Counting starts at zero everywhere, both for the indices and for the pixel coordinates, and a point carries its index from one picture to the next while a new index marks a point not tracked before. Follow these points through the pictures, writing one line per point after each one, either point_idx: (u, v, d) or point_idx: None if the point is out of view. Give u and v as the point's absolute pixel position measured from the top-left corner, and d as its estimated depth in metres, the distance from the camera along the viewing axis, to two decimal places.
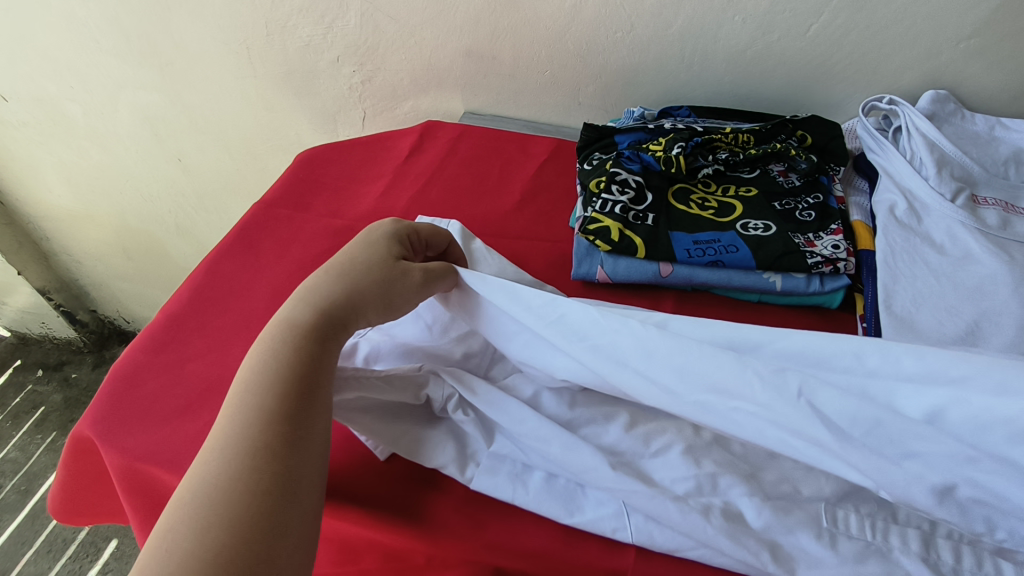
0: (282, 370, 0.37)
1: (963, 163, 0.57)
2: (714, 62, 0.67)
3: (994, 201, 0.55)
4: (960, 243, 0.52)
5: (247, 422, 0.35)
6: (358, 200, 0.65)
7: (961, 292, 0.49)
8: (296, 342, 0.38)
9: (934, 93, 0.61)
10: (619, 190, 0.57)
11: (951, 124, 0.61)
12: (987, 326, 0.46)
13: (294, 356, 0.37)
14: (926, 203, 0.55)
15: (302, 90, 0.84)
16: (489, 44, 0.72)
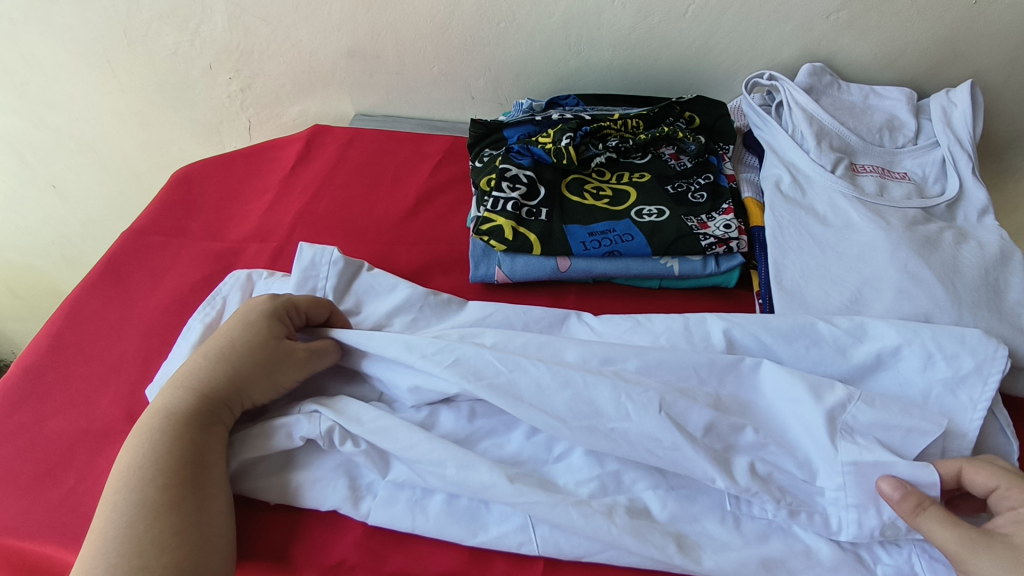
0: (163, 460, 0.36)
1: (840, 134, 0.58)
2: (600, 47, 0.66)
3: (872, 168, 0.57)
4: (842, 213, 0.53)
5: (130, 522, 0.33)
6: (241, 220, 0.62)
7: (844, 261, 0.50)
8: (176, 428, 0.37)
9: (811, 65, 0.62)
10: (510, 187, 0.55)
11: (829, 96, 0.62)
12: (869, 294, 0.47)
13: (173, 446, 0.36)
14: (810, 175, 0.56)
15: (178, 103, 0.78)
16: (370, 42, 0.68)
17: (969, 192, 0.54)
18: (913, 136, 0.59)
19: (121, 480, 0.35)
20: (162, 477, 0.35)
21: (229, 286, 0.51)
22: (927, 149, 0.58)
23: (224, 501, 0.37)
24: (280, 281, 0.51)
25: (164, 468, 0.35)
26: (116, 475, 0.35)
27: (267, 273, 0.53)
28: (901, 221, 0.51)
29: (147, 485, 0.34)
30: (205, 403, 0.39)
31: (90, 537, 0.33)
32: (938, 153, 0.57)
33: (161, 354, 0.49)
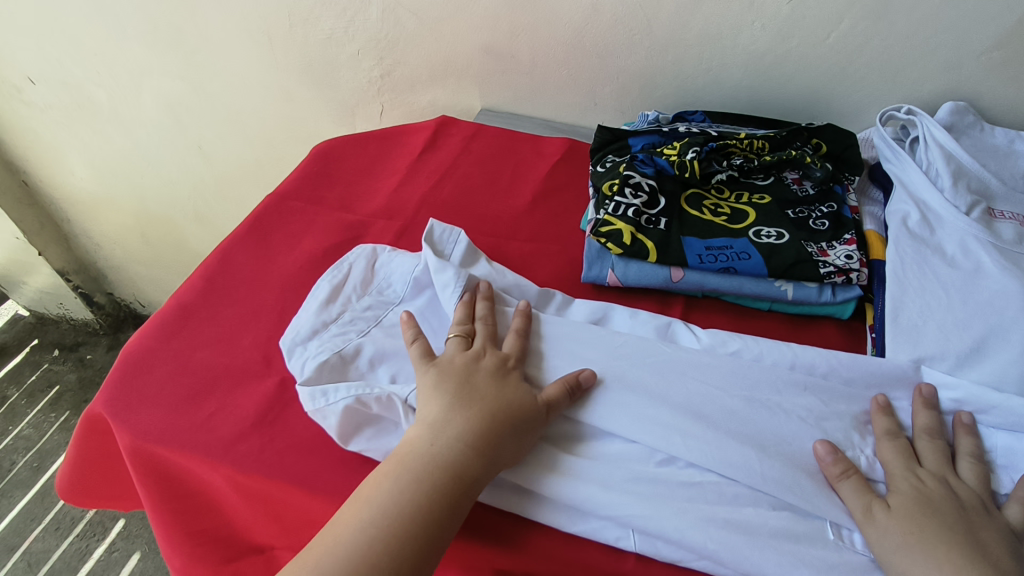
0: (496, 418, 0.42)
1: (979, 175, 0.56)
2: (732, 66, 0.66)
3: (1011, 215, 0.54)
4: (973, 256, 0.52)
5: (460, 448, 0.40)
6: (372, 196, 0.67)
7: (970, 306, 0.49)
8: (458, 437, 0.40)
9: (953, 104, 0.60)
10: (632, 193, 0.57)
11: (969, 136, 0.60)
12: (994, 343, 0.46)
13: (468, 447, 0.40)
14: (941, 216, 0.55)
15: (322, 82, 0.85)
16: (508, 42, 0.72)
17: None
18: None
19: (421, 441, 0.41)
20: (438, 461, 0.39)
21: (355, 255, 0.56)
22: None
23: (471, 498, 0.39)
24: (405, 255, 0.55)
25: (454, 473, 0.39)
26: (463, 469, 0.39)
27: (390, 249, 0.57)
28: None
29: (413, 479, 0.39)
30: (508, 418, 0.42)
31: (396, 466, 0.40)
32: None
33: (295, 308, 0.55)
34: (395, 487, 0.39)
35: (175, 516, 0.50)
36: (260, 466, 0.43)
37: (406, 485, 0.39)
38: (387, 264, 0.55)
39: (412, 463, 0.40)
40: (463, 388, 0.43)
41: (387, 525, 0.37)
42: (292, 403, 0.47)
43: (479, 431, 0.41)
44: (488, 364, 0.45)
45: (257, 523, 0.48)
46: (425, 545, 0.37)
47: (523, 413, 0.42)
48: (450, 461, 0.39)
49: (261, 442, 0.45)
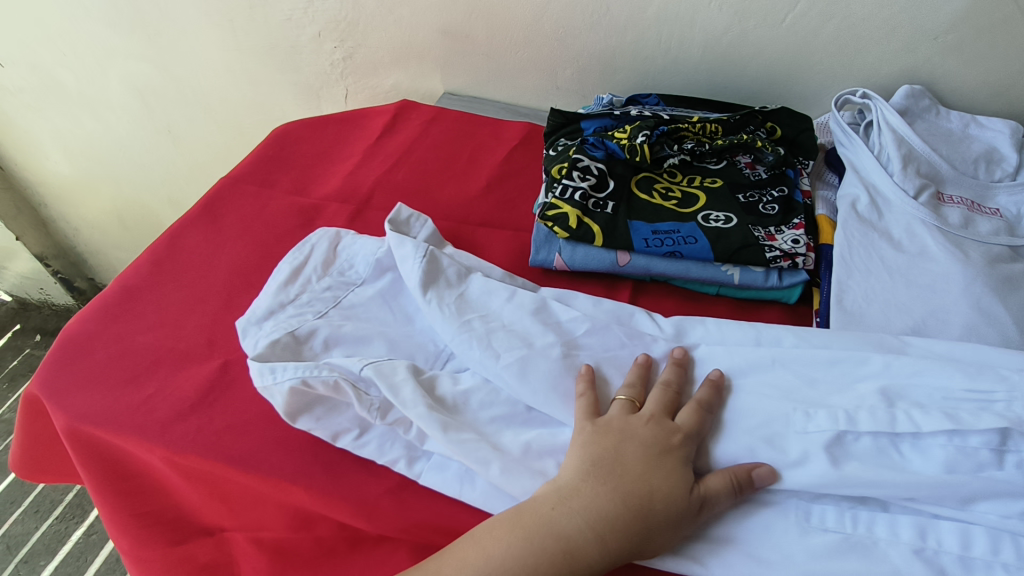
0: (563, 537, 0.34)
1: (930, 159, 0.56)
2: (690, 49, 0.66)
3: (960, 200, 0.54)
4: (919, 240, 0.51)
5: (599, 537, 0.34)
6: (327, 180, 0.66)
7: (913, 289, 0.48)
8: (586, 515, 0.35)
9: (908, 87, 0.60)
10: (580, 176, 0.57)
11: (924, 121, 0.59)
12: (932, 325, 0.46)
13: (599, 533, 0.34)
14: (890, 200, 0.54)
15: (286, 65, 0.84)
16: (467, 23, 0.71)
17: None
18: (1012, 172, 0.56)
19: (549, 506, 0.35)
20: (562, 533, 0.34)
21: (318, 237, 0.55)
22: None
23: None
24: (364, 239, 0.54)
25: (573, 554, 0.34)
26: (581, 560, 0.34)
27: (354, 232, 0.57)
28: (983, 256, 0.49)
29: (526, 545, 0.34)
30: (659, 501, 0.35)
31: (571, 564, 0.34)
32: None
33: (241, 291, 0.55)
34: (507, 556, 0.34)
35: (120, 496, 0.49)
36: (195, 446, 0.44)
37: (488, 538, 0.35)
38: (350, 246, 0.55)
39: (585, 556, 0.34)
40: (610, 463, 0.36)
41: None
42: (231, 384, 0.47)
43: (634, 506, 0.35)
44: (647, 433, 0.38)
45: (201, 501, 0.47)
46: None
47: (631, 469, 0.36)
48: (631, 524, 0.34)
49: (198, 424, 0.45)
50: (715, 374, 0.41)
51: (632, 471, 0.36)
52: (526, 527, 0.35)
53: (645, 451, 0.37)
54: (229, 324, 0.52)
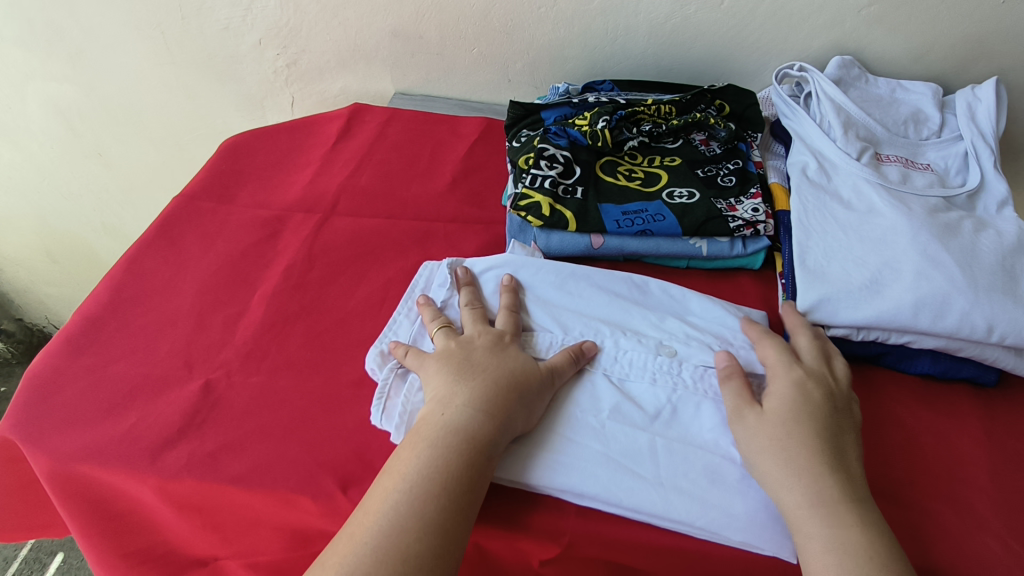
0: (457, 428, 0.40)
1: (866, 123, 0.60)
2: (636, 34, 0.68)
3: (896, 158, 0.59)
4: (867, 198, 0.55)
5: (452, 412, 0.41)
6: (286, 189, 0.65)
7: (866, 243, 0.52)
8: (468, 404, 0.41)
9: (840, 58, 0.64)
10: (548, 165, 0.58)
11: (856, 89, 0.64)
12: (887, 276, 0.50)
13: (474, 407, 0.41)
14: (835, 163, 0.58)
15: (225, 75, 0.81)
16: (415, 23, 0.71)
17: (989, 181, 0.56)
18: (939, 130, 0.61)
19: (439, 417, 0.41)
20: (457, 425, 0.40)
21: (424, 282, 0.54)
22: (950, 143, 0.60)
23: (411, 509, 0.37)
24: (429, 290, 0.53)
25: (473, 439, 0.40)
26: (408, 458, 0.40)
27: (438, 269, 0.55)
28: (922, 207, 0.53)
29: (431, 450, 0.40)
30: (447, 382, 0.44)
31: (394, 475, 0.39)
32: (963, 146, 0.59)
33: (213, 310, 0.53)
34: (417, 462, 0.39)
35: (108, 537, 0.47)
36: (192, 470, 0.42)
37: (422, 453, 0.39)
38: (436, 265, 0.55)
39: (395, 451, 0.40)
40: (466, 365, 0.44)
41: (431, 490, 0.38)
42: (218, 404, 0.46)
43: (503, 384, 0.43)
44: (483, 342, 0.46)
45: (193, 532, 0.46)
46: (403, 554, 0.36)
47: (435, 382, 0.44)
48: (509, 393, 0.42)
49: (189, 448, 0.43)
50: (508, 279, 0.51)
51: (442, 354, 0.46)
52: (427, 436, 0.40)
53: (490, 349, 0.46)
54: (207, 344, 0.50)
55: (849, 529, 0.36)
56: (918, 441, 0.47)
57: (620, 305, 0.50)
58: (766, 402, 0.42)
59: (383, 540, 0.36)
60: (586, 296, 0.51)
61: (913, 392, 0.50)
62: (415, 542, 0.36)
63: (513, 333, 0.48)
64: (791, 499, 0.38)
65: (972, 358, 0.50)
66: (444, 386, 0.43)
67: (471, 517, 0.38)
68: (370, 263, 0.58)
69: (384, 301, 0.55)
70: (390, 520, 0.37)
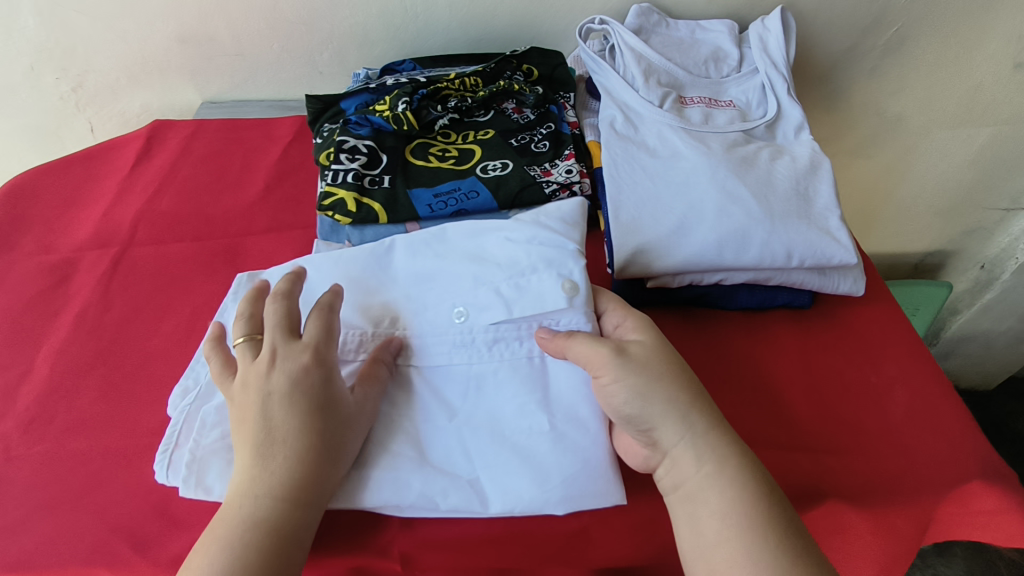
0: (259, 522, 0.35)
1: (666, 69, 0.60)
2: (437, 8, 0.65)
3: (699, 99, 0.59)
4: (671, 144, 0.55)
5: (251, 499, 0.35)
6: (77, 228, 0.59)
7: (671, 189, 0.52)
8: (268, 488, 0.35)
9: (637, 6, 0.62)
10: (349, 157, 0.55)
11: (658, 35, 0.63)
12: (691, 219, 0.50)
13: (277, 492, 0.35)
14: (640, 113, 0.58)
15: (5, 109, 0.73)
16: (199, 25, 0.65)
17: (785, 110, 0.58)
18: (738, 65, 0.61)
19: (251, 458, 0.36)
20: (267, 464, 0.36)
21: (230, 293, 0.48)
22: (749, 77, 0.60)
23: None
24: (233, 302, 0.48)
25: (279, 532, 0.35)
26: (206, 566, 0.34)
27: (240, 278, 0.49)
28: (721, 144, 0.54)
29: (229, 552, 0.34)
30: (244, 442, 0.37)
31: None
32: (760, 78, 0.59)
33: None
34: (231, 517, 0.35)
35: None
36: None
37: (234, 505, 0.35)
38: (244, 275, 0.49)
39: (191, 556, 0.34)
40: (264, 431, 0.37)
41: None
42: None
43: (309, 454, 0.36)
44: (280, 381, 0.38)
45: None
46: None
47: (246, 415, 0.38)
48: (319, 415, 0.37)
49: None
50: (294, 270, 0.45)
51: (238, 416, 0.38)
52: (225, 535, 0.35)
53: (288, 390, 0.38)
54: None
55: (738, 487, 0.37)
56: (739, 377, 0.49)
57: (422, 266, 0.45)
58: (602, 378, 0.38)
59: None
60: (393, 264, 0.46)
61: (736, 329, 0.52)
62: None
63: (320, 354, 0.40)
64: (672, 477, 0.38)
65: (782, 285, 0.51)
66: (251, 421, 0.38)
67: None
68: (176, 292, 0.54)
69: (191, 331, 0.51)
70: None
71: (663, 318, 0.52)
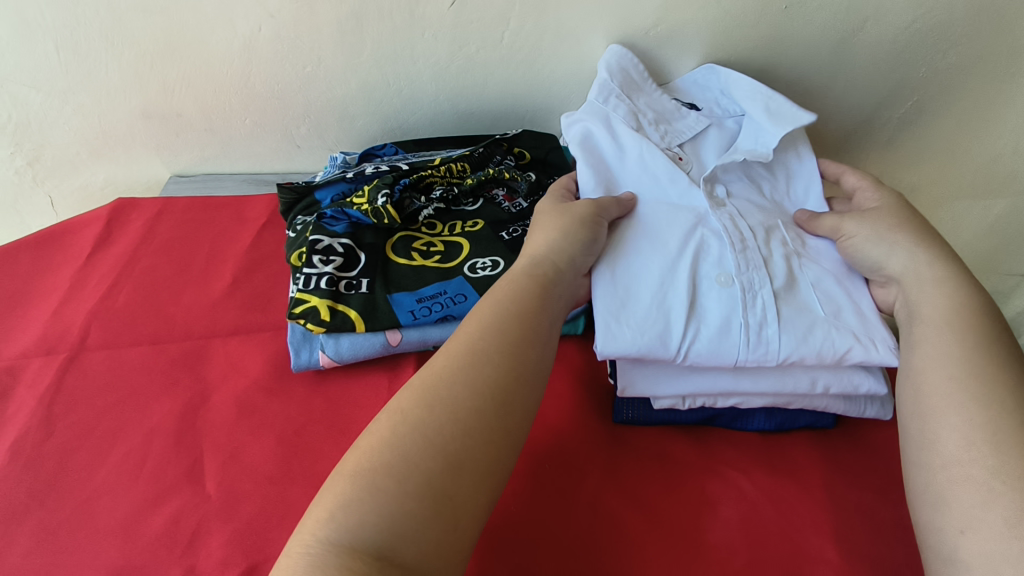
0: (453, 402, 0.34)
1: (660, 123, 0.53)
2: (422, 82, 0.60)
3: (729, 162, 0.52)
4: (689, 197, 0.48)
5: (458, 404, 0.34)
6: (21, 331, 0.53)
7: (705, 284, 0.43)
8: (463, 381, 0.35)
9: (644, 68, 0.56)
10: (322, 260, 0.49)
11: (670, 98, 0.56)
12: (738, 320, 0.41)
13: (479, 442, 0.33)
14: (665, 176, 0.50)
15: None
16: (164, 99, 0.60)
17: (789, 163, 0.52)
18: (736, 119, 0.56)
19: (414, 409, 0.33)
20: (436, 402, 0.34)
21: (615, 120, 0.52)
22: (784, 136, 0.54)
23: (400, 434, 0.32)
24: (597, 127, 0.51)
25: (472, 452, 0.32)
26: (384, 463, 0.31)
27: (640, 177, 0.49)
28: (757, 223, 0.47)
29: (419, 420, 0.33)
30: (482, 357, 0.36)
31: (367, 471, 0.31)
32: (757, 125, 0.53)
33: None
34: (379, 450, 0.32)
35: None
36: None
37: (378, 441, 0.32)
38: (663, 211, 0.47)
39: (388, 437, 0.32)
40: (471, 370, 0.35)
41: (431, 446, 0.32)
42: None
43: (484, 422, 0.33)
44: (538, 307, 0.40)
45: None
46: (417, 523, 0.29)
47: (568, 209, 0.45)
48: (496, 344, 0.37)
49: None
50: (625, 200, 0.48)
51: (500, 328, 0.38)
52: (431, 425, 0.32)
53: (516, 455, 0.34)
54: None
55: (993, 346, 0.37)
56: (761, 518, 0.42)
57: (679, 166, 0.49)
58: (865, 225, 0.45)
59: (377, 500, 0.30)
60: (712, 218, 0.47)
61: (754, 456, 0.46)
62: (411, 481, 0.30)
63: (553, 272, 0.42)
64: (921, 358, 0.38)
65: (804, 409, 0.46)
66: (447, 349, 0.37)
67: (465, 454, 0.32)
68: (128, 411, 0.48)
69: (144, 461, 0.45)
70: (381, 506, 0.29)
71: (670, 443, 0.47)
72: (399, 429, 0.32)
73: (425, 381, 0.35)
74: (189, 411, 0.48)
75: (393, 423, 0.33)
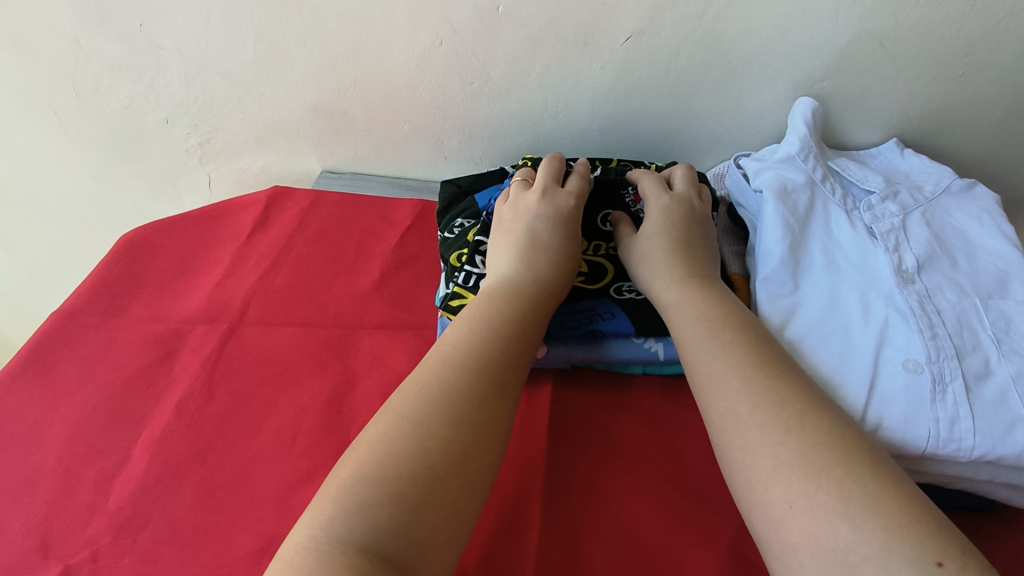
0: (465, 385, 0.38)
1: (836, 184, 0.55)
2: (578, 109, 0.62)
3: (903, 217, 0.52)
4: (868, 260, 0.49)
5: (464, 402, 0.37)
6: (186, 299, 0.57)
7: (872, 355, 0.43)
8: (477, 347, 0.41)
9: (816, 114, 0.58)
10: (481, 261, 0.51)
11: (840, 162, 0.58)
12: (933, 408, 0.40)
13: (460, 424, 0.36)
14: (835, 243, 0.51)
15: (132, 154, 0.73)
16: (336, 100, 0.64)
17: (991, 248, 0.49)
18: (937, 192, 0.54)
19: (410, 408, 0.37)
20: (454, 424, 0.36)
21: (794, 179, 0.53)
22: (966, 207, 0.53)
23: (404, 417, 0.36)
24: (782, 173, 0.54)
25: (460, 414, 0.36)
26: (399, 415, 0.36)
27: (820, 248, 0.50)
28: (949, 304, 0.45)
29: (426, 412, 0.36)
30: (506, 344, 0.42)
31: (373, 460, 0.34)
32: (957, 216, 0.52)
33: (86, 463, 0.45)
34: (382, 439, 0.35)
35: None
36: None
37: (397, 451, 0.34)
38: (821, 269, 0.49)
39: (392, 424, 0.36)
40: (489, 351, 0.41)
41: (424, 432, 0.35)
42: None
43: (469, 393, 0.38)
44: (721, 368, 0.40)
45: None
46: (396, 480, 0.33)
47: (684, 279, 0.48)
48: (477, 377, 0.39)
49: None
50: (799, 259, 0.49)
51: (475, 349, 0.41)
52: (431, 402, 0.37)
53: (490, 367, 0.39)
54: (71, 514, 0.42)
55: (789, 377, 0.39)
56: None
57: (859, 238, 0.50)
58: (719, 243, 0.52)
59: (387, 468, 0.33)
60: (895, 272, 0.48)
61: None
62: (411, 438, 0.35)
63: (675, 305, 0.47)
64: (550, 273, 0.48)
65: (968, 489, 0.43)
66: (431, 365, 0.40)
67: (449, 440, 0.35)
68: (281, 387, 0.50)
69: (296, 436, 0.47)
70: (387, 447, 0.34)
71: None
72: (415, 419, 0.36)
73: (443, 395, 0.37)
74: (337, 395, 0.50)
75: (396, 417, 0.36)
